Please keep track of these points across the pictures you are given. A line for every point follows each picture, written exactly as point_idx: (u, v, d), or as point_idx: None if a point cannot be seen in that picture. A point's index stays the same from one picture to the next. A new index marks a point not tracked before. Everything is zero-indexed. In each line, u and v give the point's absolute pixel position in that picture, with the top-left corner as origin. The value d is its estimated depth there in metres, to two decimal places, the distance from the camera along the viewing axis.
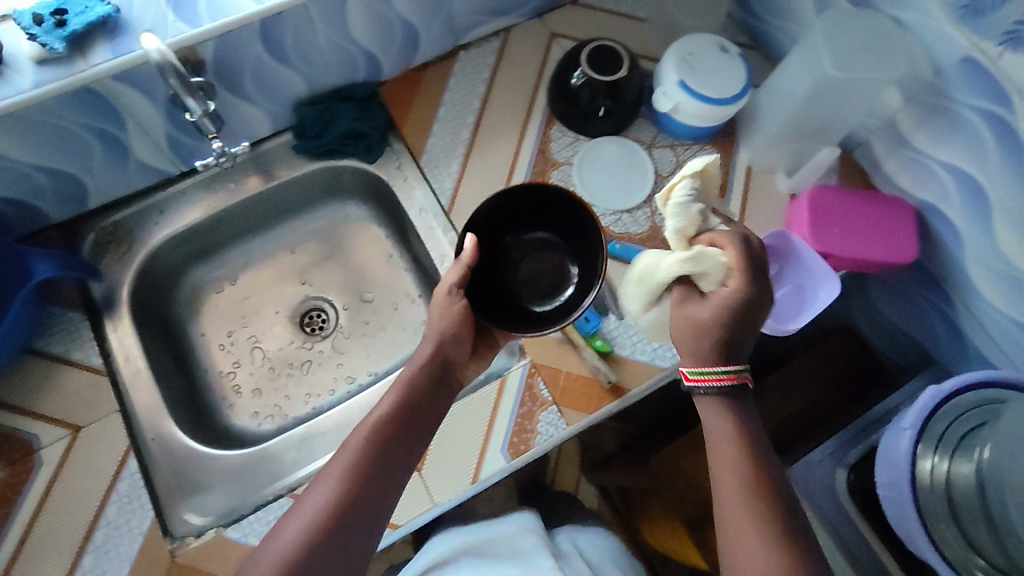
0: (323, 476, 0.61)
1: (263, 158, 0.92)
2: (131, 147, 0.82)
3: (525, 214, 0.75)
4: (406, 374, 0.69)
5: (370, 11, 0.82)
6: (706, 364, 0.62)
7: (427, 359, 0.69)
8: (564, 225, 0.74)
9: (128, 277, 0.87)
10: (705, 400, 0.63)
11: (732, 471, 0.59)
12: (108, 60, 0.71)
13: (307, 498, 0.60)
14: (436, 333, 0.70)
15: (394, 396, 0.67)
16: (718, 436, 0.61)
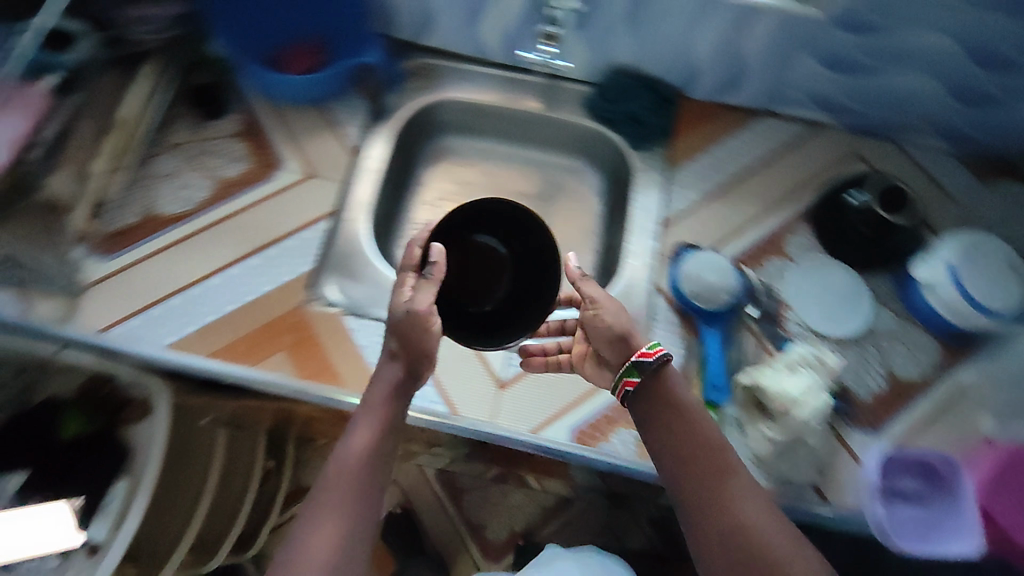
0: (321, 511, 0.59)
1: (556, 91, 1.02)
2: (482, 18, 0.95)
3: (489, 218, 0.75)
4: (376, 386, 0.67)
5: (724, 32, 0.88)
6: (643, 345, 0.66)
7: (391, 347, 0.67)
8: (519, 232, 0.74)
9: (411, 104, 1.01)
10: (649, 392, 0.65)
11: (698, 457, 0.62)
12: None
13: (317, 535, 0.58)
14: (407, 355, 0.67)
15: (371, 414, 0.65)
16: (678, 432, 0.63)
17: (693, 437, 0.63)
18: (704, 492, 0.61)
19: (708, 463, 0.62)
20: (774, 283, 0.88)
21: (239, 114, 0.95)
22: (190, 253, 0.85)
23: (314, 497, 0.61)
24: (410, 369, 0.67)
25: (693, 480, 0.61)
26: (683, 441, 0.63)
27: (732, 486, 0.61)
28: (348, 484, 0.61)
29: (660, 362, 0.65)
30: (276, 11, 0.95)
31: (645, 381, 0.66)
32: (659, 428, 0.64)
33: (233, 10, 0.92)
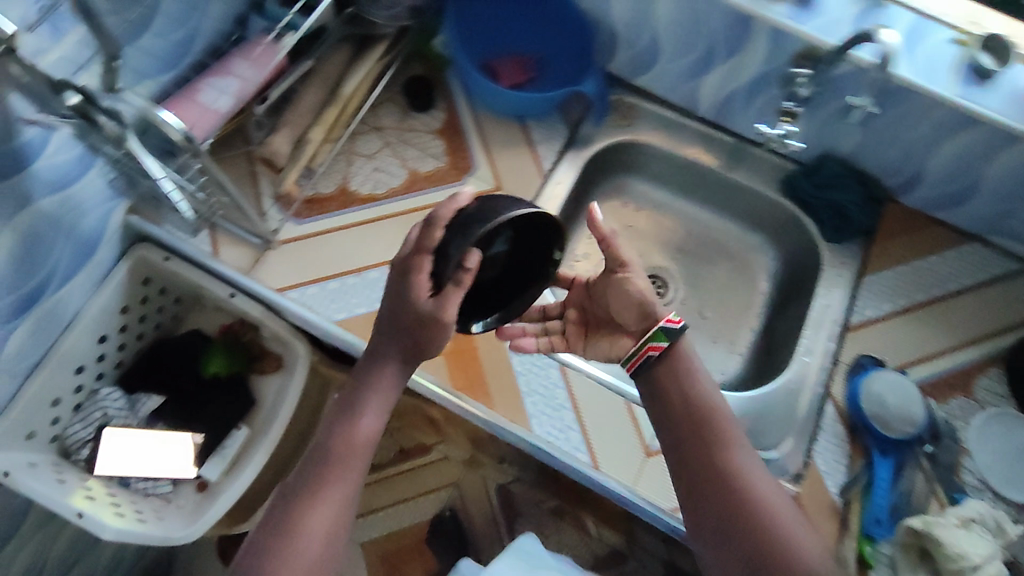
0: (320, 480, 0.64)
1: (742, 154, 0.98)
2: (708, 75, 0.91)
3: (519, 222, 0.66)
4: (383, 378, 0.68)
5: (967, 151, 0.82)
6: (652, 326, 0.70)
7: (402, 339, 0.66)
8: (530, 229, 0.69)
9: (607, 139, 0.98)
10: (652, 369, 0.70)
11: (693, 420, 0.68)
12: (783, 15, 0.78)
13: (313, 513, 0.62)
14: (406, 331, 0.66)
15: (372, 403, 0.67)
16: (674, 395, 0.69)
17: (693, 403, 0.68)
18: (709, 474, 0.65)
19: (699, 424, 0.67)
20: (956, 423, 0.82)
21: (443, 111, 0.95)
22: (376, 236, 0.86)
23: (294, 489, 0.64)
24: (403, 360, 0.68)
25: (695, 450, 0.66)
26: (688, 416, 0.68)
27: (736, 474, 0.64)
28: (348, 459, 0.65)
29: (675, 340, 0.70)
30: (514, 24, 0.97)
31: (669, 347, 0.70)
32: (658, 396, 0.70)
33: (478, 18, 0.95)
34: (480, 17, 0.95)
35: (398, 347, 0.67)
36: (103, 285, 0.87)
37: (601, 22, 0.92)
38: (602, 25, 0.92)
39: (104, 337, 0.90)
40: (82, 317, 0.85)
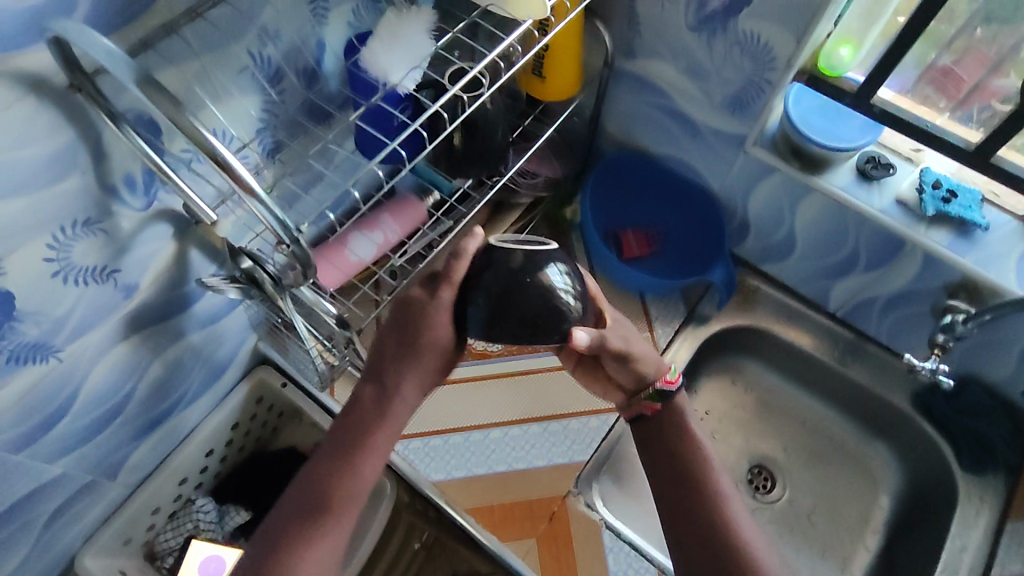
0: (321, 525, 0.57)
1: (861, 354, 0.94)
2: (845, 278, 0.88)
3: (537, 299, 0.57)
4: (397, 411, 0.61)
5: None
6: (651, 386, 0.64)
7: (414, 364, 0.61)
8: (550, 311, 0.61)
9: (727, 321, 0.97)
10: (644, 420, 0.66)
11: (687, 476, 0.62)
12: (940, 243, 0.75)
13: (314, 556, 0.56)
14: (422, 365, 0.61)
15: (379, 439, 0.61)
16: (667, 449, 0.64)
17: (691, 460, 0.63)
18: (698, 520, 0.60)
19: (694, 479, 0.62)
20: None
21: None
22: (483, 395, 0.88)
23: (282, 525, 0.57)
24: (410, 386, 0.61)
25: (694, 510, 0.61)
26: (677, 468, 0.63)
27: (730, 526, 0.59)
28: (352, 502, 0.59)
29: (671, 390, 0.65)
30: (645, 202, 0.99)
31: (664, 410, 0.65)
32: (648, 442, 0.66)
33: (610, 193, 1.00)
34: (611, 193, 1.00)
35: (407, 375, 0.61)
36: (222, 402, 0.90)
37: (736, 211, 0.92)
38: (737, 214, 0.93)
39: (211, 451, 0.93)
40: (199, 433, 0.88)
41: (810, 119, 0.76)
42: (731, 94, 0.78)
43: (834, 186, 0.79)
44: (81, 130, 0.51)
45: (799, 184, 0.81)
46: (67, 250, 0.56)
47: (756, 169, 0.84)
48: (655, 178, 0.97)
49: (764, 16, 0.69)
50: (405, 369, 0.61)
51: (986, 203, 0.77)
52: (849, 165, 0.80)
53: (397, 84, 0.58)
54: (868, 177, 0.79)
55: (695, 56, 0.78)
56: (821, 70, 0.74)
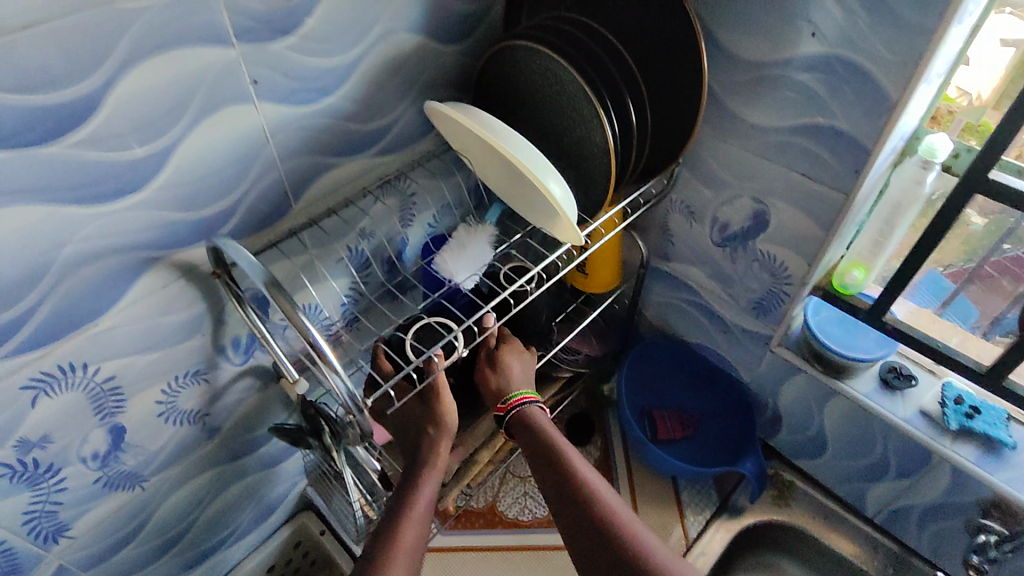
0: None
1: (906, 567, 0.91)
2: (880, 483, 0.89)
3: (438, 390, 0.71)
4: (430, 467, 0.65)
5: None
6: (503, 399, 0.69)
7: (428, 436, 0.67)
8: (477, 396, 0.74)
9: (762, 515, 0.96)
10: (514, 428, 0.68)
11: (553, 468, 0.63)
12: (966, 457, 0.77)
13: None
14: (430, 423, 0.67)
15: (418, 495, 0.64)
16: (535, 450, 0.65)
17: (553, 452, 0.63)
18: (590, 529, 0.58)
19: (558, 468, 0.62)
20: None
21: (599, 448, 1.04)
22: (510, 566, 0.90)
23: None
24: (434, 441, 0.66)
25: (563, 499, 0.61)
26: (547, 463, 0.63)
27: (597, 499, 0.59)
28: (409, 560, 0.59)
29: (520, 409, 0.68)
30: (679, 387, 1.05)
31: (513, 414, 0.68)
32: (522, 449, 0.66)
33: (647, 376, 1.07)
34: (648, 376, 1.07)
35: (423, 445, 0.66)
36: (263, 543, 0.96)
37: (767, 404, 0.97)
38: (768, 407, 0.97)
39: None
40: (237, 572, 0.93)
41: (827, 326, 0.85)
42: (754, 300, 0.88)
43: (856, 391, 0.84)
44: (210, 305, 0.65)
45: (823, 386, 0.86)
46: (173, 396, 0.68)
47: (782, 367, 0.90)
48: (690, 365, 1.04)
49: (777, 241, 0.80)
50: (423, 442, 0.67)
51: (1013, 422, 0.80)
52: (871, 374, 0.86)
53: (460, 284, 0.70)
54: (889, 386, 0.84)
55: (721, 267, 0.89)
56: (833, 287, 0.83)
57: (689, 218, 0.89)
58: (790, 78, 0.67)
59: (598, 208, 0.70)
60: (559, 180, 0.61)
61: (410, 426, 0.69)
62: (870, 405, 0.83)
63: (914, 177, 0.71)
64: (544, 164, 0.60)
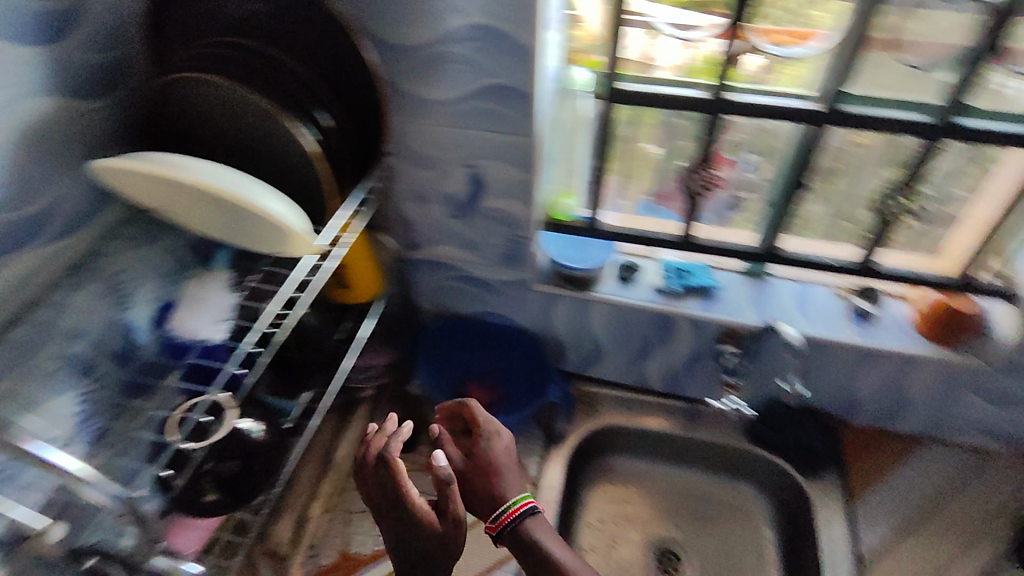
0: None
1: (697, 413, 1.10)
2: (651, 359, 1.07)
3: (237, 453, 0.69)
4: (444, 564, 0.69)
5: (881, 376, 0.97)
6: (503, 504, 0.75)
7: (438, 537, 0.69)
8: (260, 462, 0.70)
9: (581, 431, 1.07)
10: (517, 530, 0.74)
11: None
12: (695, 309, 0.97)
13: None
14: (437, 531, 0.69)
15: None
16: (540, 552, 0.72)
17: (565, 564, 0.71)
18: None
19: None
20: None
21: (428, 446, 1.04)
22: None
23: None
24: (446, 548, 0.69)
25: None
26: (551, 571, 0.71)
27: None
28: None
29: (515, 522, 0.74)
30: (475, 354, 1.13)
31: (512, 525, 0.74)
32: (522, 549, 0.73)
33: (442, 358, 1.11)
34: (443, 357, 1.11)
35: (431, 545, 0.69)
36: None
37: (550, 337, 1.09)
38: (552, 340, 1.10)
39: None
40: None
41: (565, 251, 0.99)
42: (504, 253, 0.97)
43: (606, 294, 0.98)
44: None
45: (582, 301, 0.99)
46: None
47: (548, 300, 1.01)
48: (475, 332, 1.11)
49: (500, 196, 0.90)
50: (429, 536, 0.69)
51: (710, 270, 1.03)
52: (610, 275, 1.01)
53: (209, 335, 0.70)
54: (626, 280, 1.00)
55: (466, 236, 0.97)
56: (553, 216, 0.98)
57: (422, 203, 0.94)
58: (449, 51, 0.75)
59: (324, 218, 0.70)
60: (273, 198, 0.59)
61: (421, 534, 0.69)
62: (621, 301, 0.98)
63: (571, 108, 0.89)
64: (254, 185, 0.59)
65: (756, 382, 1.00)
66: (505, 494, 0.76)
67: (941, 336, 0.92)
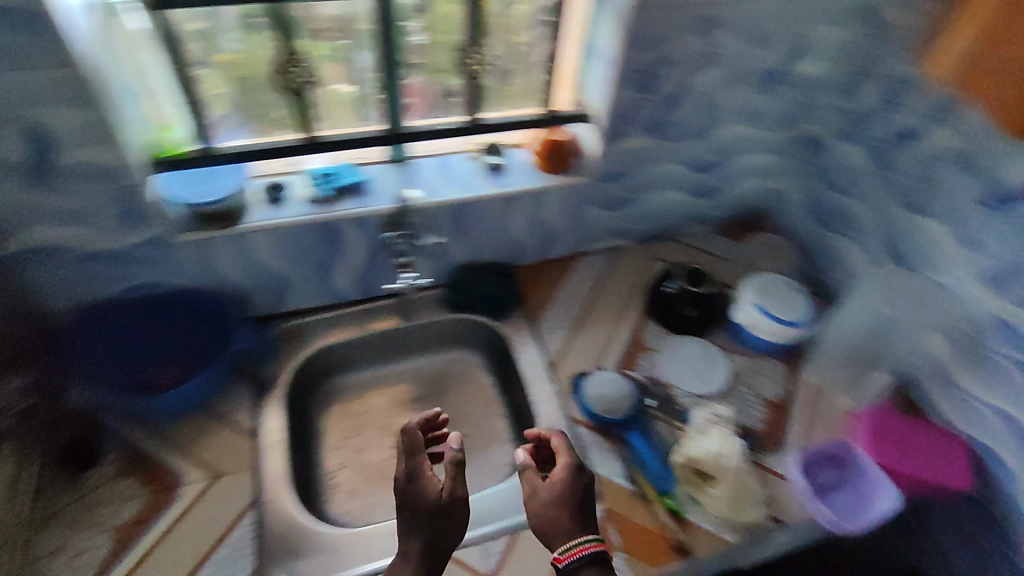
0: None
1: (399, 305, 1.18)
2: (334, 271, 1.09)
3: None
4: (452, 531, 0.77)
5: (528, 215, 1.12)
6: (570, 541, 0.74)
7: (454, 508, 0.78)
8: None
9: (289, 366, 1.09)
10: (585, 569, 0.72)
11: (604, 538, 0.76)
12: (351, 208, 1.01)
13: None
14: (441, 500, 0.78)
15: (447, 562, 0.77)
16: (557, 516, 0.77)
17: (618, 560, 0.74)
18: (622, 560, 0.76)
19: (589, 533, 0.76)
20: (653, 373, 1.09)
21: (118, 451, 0.96)
22: None
23: None
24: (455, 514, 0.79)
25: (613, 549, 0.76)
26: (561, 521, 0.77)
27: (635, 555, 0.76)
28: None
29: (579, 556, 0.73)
30: (147, 334, 1.03)
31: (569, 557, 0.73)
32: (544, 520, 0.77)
33: (107, 351, 1.00)
34: (108, 349, 1.00)
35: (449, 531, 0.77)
36: None
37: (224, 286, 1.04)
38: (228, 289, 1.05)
39: None
40: None
41: (194, 190, 0.93)
42: (119, 210, 0.86)
43: (258, 221, 0.96)
44: None
45: (235, 236, 0.96)
46: None
47: (198, 247, 0.95)
48: (137, 311, 1.01)
49: (75, 148, 0.78)
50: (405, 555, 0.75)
51: (359, 166, 1.06)
52: (258, 201, 0.99)
53: None
54: (276, 201, 0.99)
55: (63, 207, 0.84)
56: (160, 151, 0.89)
57: None
58: None
59: None
60: None
61: (435, 514, 0.77)
62: (275, 223, 0.96)
63: (111, 26, 0.81)
64: None
65: (430, 254, 1.12)
66: (563, 537, 0.76)
67: (551, 164, 1.08)
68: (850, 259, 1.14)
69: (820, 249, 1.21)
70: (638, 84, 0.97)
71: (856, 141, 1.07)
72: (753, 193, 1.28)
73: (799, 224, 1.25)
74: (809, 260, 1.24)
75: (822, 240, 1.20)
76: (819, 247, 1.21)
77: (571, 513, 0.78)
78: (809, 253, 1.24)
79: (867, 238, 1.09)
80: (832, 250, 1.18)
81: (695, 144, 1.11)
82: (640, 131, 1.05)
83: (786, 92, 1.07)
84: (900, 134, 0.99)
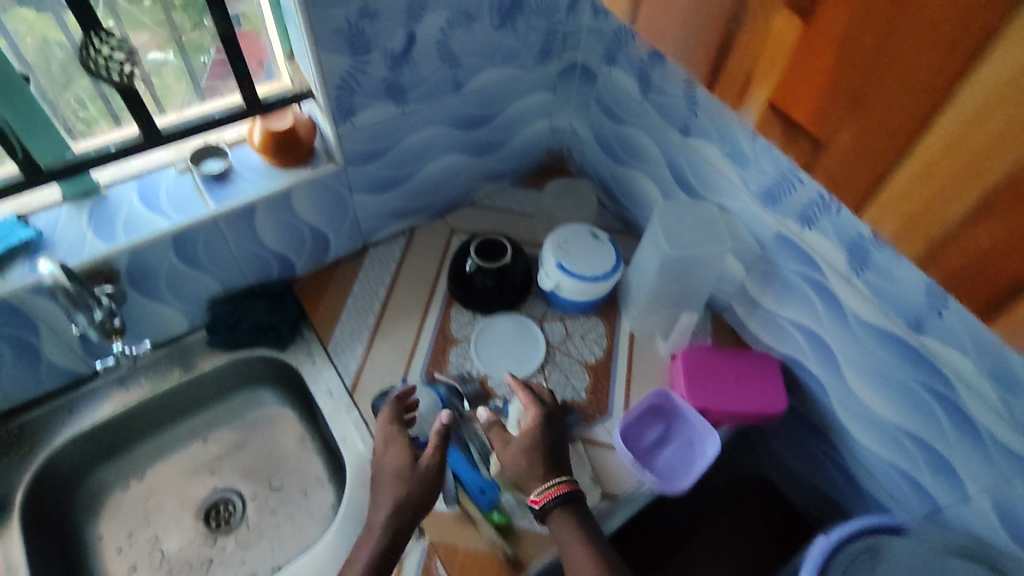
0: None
1: (160, 360, 0.98)
2: (45, 352, 0.86)
3: None
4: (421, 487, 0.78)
5: (278, 223, 0.94)
6: (548, 484, 0.76)
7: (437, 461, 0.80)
8: None
9: (24, 478, 0.87)
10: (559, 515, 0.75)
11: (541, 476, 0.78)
12: (24, 275, 0.78)
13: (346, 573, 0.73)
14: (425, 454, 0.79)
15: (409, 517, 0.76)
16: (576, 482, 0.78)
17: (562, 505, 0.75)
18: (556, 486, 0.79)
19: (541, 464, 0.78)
20: (466, 367, 0.98)
21: None
22: None
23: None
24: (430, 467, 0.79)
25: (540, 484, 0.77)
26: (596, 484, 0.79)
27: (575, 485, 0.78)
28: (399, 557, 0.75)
29: (552, 502, 0.76)
30: None
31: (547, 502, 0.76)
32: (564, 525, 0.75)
33: None
34: None
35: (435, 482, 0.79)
36: None
37: None
38: None
39: None
40: None
41: None
42: None
43: None
44: None
45: None
46: None
47: None
48: None
49: None
50: (373, 527, 0.76)
51: (30, 217, 0.82)
52: None
53: None
54: None
55: None
56: None
57: None
58: None
59: None
60: None
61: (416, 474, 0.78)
62: None
63: None
64: None
65: (170, 296, 0.92)
66: (536, 479, 0.78)
67: (281, 157, 0.89)
68: (647, 190, 1.07)
69: (617, 184, 1.14)
70: (348, 48, 0.79)
71: (621, 66, 0.98)
72: (540, 135, 1.17)
73: (594, 159, 1.16)
74: (611, 196, 1.17)
75: (617, 173, 1.12)
76: (616, 181, 1.14)
77: (538, 457, 0.79)
78: (609, 189, 1.16)
79: (657, 166, 1.01)
80: (629, 182, 1.10)
81: (453, 101, 0.97)
82: (379, 101, 0.88)
83: (536, 23, 0.94)
84: (656, 54, 0.90)
